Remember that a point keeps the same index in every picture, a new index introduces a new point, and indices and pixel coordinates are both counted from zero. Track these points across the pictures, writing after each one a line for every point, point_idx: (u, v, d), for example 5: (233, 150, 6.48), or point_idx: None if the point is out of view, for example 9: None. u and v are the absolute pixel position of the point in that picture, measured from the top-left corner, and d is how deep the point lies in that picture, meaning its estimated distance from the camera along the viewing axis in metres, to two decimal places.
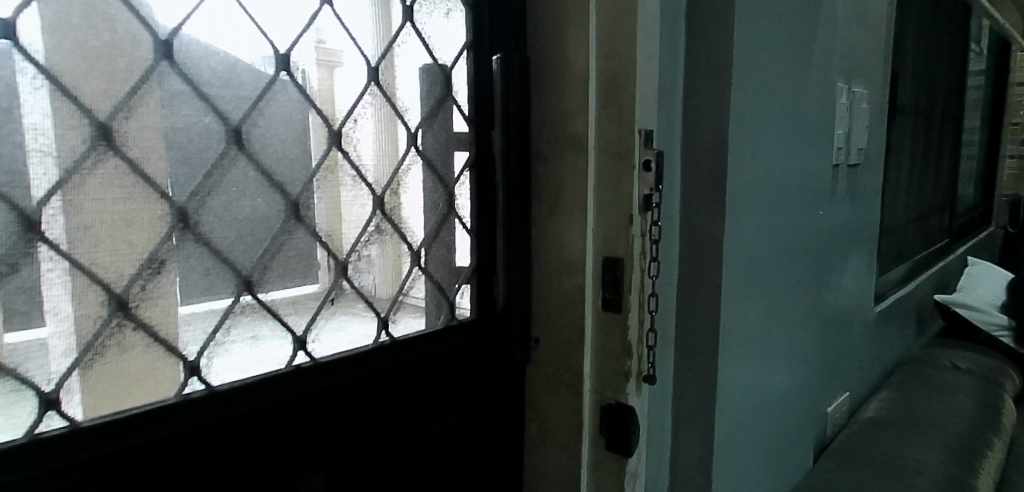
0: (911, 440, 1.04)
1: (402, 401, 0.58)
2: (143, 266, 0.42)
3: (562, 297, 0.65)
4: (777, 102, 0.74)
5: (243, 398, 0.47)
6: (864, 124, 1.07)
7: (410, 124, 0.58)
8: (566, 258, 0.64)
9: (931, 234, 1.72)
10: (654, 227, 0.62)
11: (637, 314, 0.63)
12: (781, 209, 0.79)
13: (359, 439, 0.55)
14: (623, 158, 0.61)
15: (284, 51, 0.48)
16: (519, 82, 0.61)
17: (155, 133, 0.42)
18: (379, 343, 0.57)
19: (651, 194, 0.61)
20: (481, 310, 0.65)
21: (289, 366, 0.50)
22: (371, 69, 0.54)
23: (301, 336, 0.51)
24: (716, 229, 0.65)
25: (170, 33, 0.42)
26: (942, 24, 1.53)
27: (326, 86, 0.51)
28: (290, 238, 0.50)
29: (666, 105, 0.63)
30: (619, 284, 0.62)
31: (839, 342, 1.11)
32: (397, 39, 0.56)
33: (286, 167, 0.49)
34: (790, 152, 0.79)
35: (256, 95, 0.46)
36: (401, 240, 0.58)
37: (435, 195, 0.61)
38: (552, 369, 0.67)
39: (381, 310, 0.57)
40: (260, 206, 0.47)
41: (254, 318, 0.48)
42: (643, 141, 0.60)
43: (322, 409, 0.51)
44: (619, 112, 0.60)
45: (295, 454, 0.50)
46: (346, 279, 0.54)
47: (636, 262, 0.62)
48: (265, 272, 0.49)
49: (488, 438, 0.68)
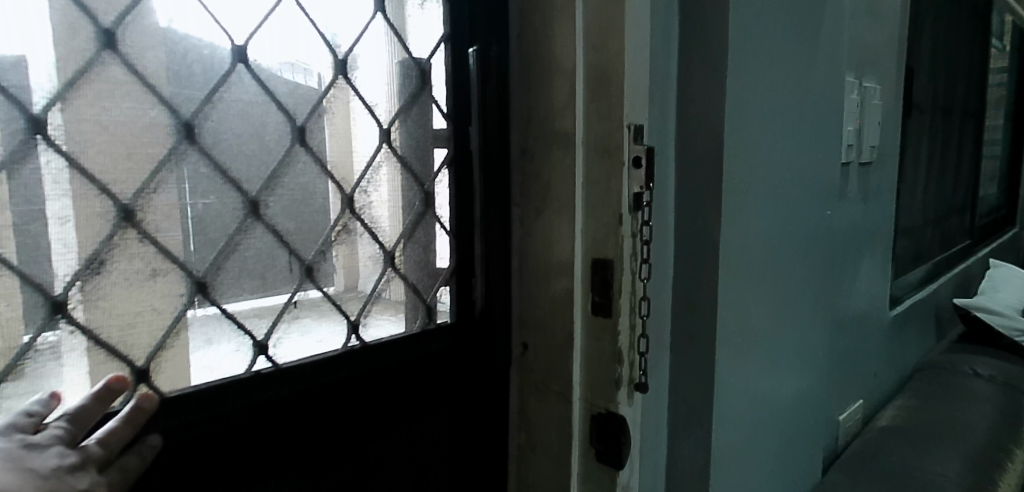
0: (927, 450, 1.00)
1: (375, 407, 0.55)
2: (83, 267, 0.41)
3: (551, 301, 0.62)
4: (778, 97, 0.71)
5: (196, 404, 0.45)
6: (876, 120, 1.03)
7: (382, 118, 0.56)
8: (555, 258, 0.61)
9: (951, 236, 1.66)
10: (644, 227, 0.59)
11: (627, 318, 0.59)
12: (785, 209, 0.75)
13: (328, 446, 0.52)
14: (611, 155, 0.57)
15: (241, 43, 0.46)
16: (496, 79, 0.61)
17: (94, 126, 0.40)
18: (349, 346, 0.54)
19: (642, 191, 0.58)
20: (459, 312, 0.63)
21: (249, 371, 0.48)
22: (339, 61, 0.52)
23: (261, 341, 0.49)
24: (712, 228, 0.62)
25: (113, 22, 0.40)
26: (961, 18, 1.47)
27: (287, 79, 0.48)
28: (248, 237, 0.48)
29: (658, 99, 0.60)
30: (609, 288, 0.59)
31: (851, 348, 1.06)
32: (367, 30, 0.54)
33: (243, 163, 0.46)
34: (795, 147, 0.75)
35: (209, 88, 0.44)
36: (371, 240, 0.56)
37: (410, 194, 0.59)
38: (541, 376, 0.64)
39: (351, 313, 0.55)
40: (214, 204, 0.45)
41: (208, 322, 0.46)
42: (632, 137, 0.57)
43: (284, 415, 0.49)
44: (607, 106, 0.57)
45: (254, 461, 0.48)
46: (310, 281, 0.52)
47: (627, 264, 0.58)
48: (221, 272, 0.47)
49: (472, 443, 0.66)
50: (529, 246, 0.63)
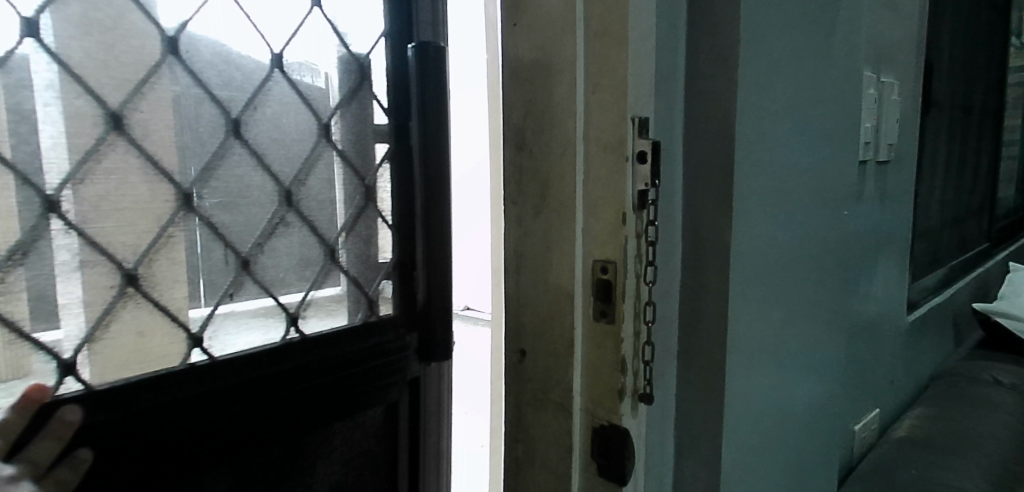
0: (949, 463, 0.95)
1: (315, 400, 0.58)
2: (7, 259, 0.44)
3: (549, 304, 0.59)
4: (792, 90, 0.66)
5: (134, 395, 0.48)
6: (894, 117, 0.99)
7: (319, 113, 0.60)
8: (554, 260, 0.59)
9: (969, 239, 1.61)
10: (650, 227, 0.55)
11: (631, 325, 0.55)
12: (799, 209, 0.71)
13: (270, 439, 0.55)
14: (613, 150, 0.54)
15: (171, 34, 0.50)
16: (434, 71, 0.64)
17: (19, 114, 0.44)
18: (287, 340, 0.58)
19: (647, 189, 0.54)
20: (388, 328, 0.65)
21: (184, 364, 0.51)
22: (274, 56, 0.56)
23: (196, 333, 0.53)
24: (723, 228, 0.58)
25: (37, 13, 0.44)
26: (979, 13, 1.42)
27: (218, 74, 0.52)
28: (182, 228, 0.51)
29: (667, 91, 0.56)
30: (611, 292, 0.55)
31: (867, 355, 1.02)
32: (300, 28, 0.58)
33: (173, 154, 0.50)
34: (809, 144, 0.72)
35: (139, 78, 0.48)
36: (311, 233, 0.60)
37: (349, 187, 0.63)
38: (540, 385, 0.61)
39: (290, 306, 0.59)
40: (144, 195, 0.49)
41: (139, 312, 0.50)
42: (637, 130, 0.53)
43: (223, 407, 0.52)
44: (609, 97, 0.54)
45: (197, 455, 0.50)
46: (247, 272, 0.56)
47: (631, 266, 0.54)
48: (153, 265, 0.50)
49: (414, 436, 0.69)
50: (528, 247, 0.61)
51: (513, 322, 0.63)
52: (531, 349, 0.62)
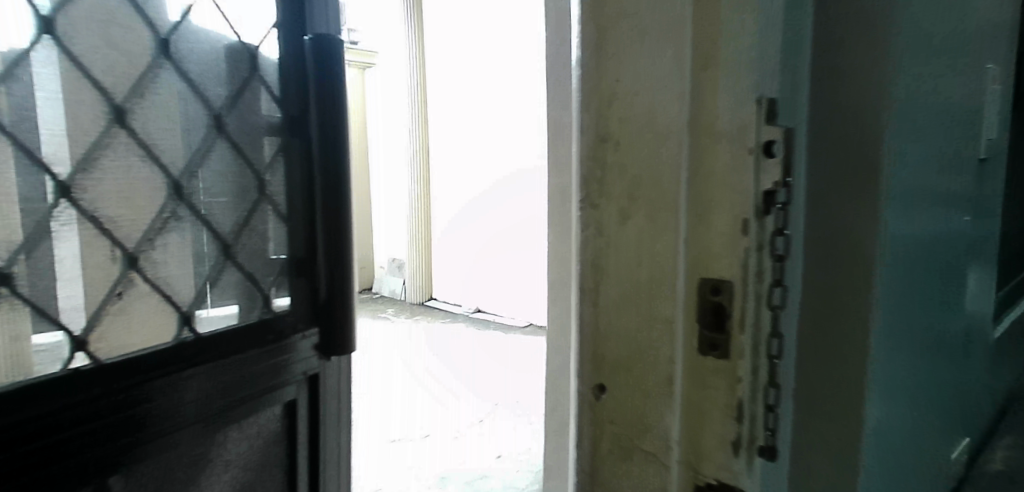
0: None
1: (212, 400, 0.62)
2: None
3: (638, 332, 0.48)
4: (923, 74, 0.55)
5: (23, 402, 0.49)
6: (995, 110, 0.87)
7: (210, 103, 0.62)
8: (646, 278, 0.47)
9: None
10: (777, 238, 0.44)
11: (750, 361, 0.45)
12: (922, 217, 0.60)
13: (166, 441, 0.58)
14: (733, 142, 0.43)
15: (48, 16, 0.51)
16: (329, 65, 0.68)
17: None
18: (180, 340, 0.61)
19: (775, 191, 0.43)
20: (170, 425, 0.59)
21: (66, 370, 0.53)
22: (160, 40, 0.59)
23: (79, 336, 0.55)
24: (858, 234, 0.48)
25: None
26: None
27: (98, 62, 0.55)
28: (64, 226, 0.54)
29: (795, 65, 0.45)
30: (725, 319, 0.45)
31: (961, 380, 0.90)
32: (183, 16, 0.60)
33: (53, 140, 0.52)
34: (935, 142, 0.61)
35: (11, 58, 0.50)
36: (205, 228, 0.63)
37: (242, 180, 0.66)
38: (625, 434, 0.50)
39: (182, 305, 0.62)
40: (26, 187, 0.51)
41: (16, 320, 0.52)
42: (764, 117, 0.43)
43: (113, 412, 0.54)
44: (726, 75, 0.43)
45: (93, 460, 0.53)
46: (136, 270, 0.59)
47: (751, 287, 0.44)
48: (35, 266, 0.53)
49: (309, 428, 0.74)
50: (608, 262, 0.50)
51: (585, 352, 0.52)
52: (611, 385, 0.50)
